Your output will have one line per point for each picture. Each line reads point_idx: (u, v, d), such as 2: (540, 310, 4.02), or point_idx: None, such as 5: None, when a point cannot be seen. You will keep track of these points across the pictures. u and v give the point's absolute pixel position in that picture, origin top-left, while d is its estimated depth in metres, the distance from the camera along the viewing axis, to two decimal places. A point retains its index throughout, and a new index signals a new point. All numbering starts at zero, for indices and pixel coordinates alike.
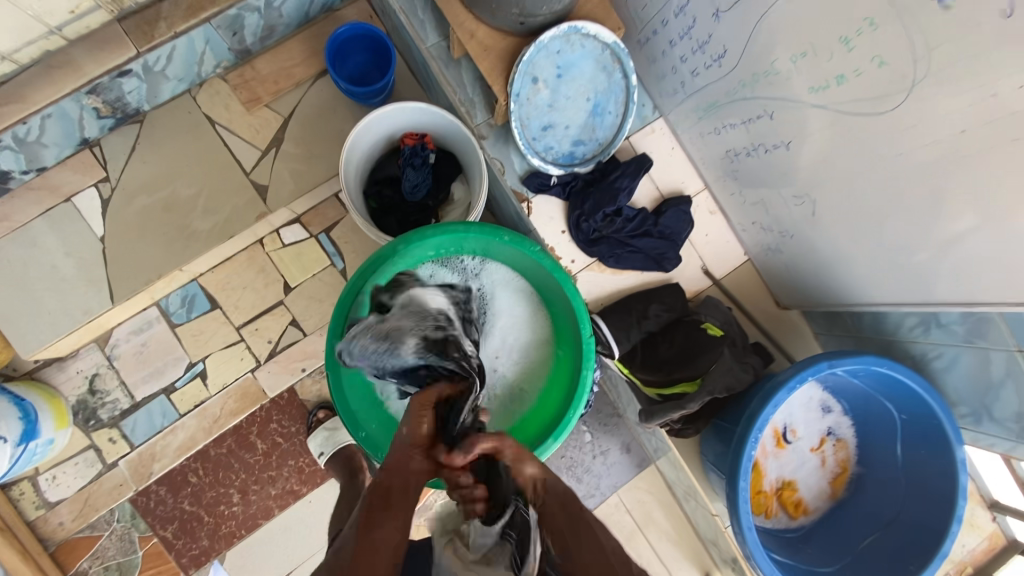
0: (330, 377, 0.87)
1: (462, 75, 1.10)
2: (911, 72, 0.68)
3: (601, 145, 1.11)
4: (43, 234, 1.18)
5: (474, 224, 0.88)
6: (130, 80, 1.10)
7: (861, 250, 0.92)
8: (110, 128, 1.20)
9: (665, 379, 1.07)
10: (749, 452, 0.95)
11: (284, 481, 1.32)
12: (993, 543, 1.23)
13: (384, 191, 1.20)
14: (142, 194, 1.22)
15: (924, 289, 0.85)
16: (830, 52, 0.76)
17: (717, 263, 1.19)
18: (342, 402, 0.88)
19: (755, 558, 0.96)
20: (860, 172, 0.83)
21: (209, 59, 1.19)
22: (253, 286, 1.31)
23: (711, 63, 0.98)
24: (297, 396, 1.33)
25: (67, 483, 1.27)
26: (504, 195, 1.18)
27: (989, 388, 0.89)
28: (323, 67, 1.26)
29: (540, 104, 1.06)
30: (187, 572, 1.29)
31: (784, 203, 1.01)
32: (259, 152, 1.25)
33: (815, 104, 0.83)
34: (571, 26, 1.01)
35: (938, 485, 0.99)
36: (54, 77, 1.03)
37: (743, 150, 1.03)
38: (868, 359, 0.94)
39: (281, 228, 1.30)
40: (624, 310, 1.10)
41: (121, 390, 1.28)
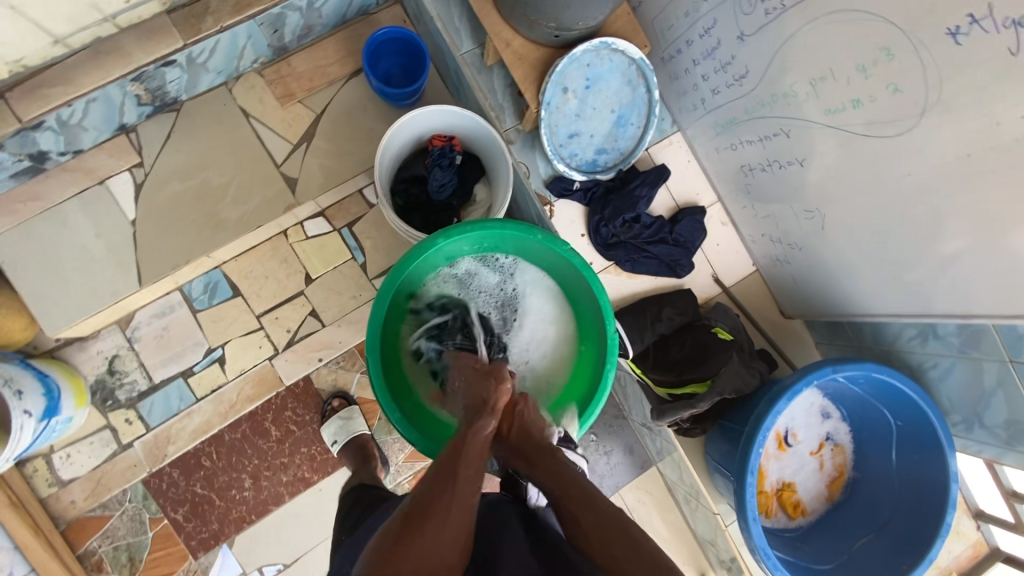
0: (369, 358, 0.89)
1: (494, 82, 1.17)
2: (923, 99, 0.74)
3: (622, 154, 1.17)
4: (75, 215, 1.21)
5: (511, 222, 0.92)
6: (174, 70, 1.14)
7: (866, 264, 0.98)
8: (147, 115, 1.24)
9: (676, 379, 1.11)
10: (756, 451, 1.00)
11: (296, 468, 1.35)
12: (977, 551, 1.29)
13: (411, 189, 1.24)
14: (173, 180, 1.25)
15: (925, 301, 0.91)
16: (848, 78, 0.82)
17: (726, 272, 1.24)
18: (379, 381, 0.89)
19: (761, 554, 1.00)
20: (869, 190, 0.89)
21: (248, 54, 1.23)
22: (276, 275, 1.34)
23: (732, 82, 1.04)
24: (313, 385, 1.36)
25: (81, 462, 1.28)
26: (527, 197, 1.22)
27: (981, 396, 0.95)
28: (356, 68, 1.31)
29: (568, 113, 1.12)
30: (195, 555, 1.31)
31: (794, 216, 1.07)
32: (290, 146, 1.29)
33: (830, 125, 0.89)
34: (602, 41, 1.07)
35: (930, 490, 1.05)
36: (101, 63, 1.07)
37: (757, 166, 1.09)
38: (869, 366, 0.99)
39: (306, 220, 1.34)
40: (639, 312, 1.16)
41: (140, 372, 1.30)
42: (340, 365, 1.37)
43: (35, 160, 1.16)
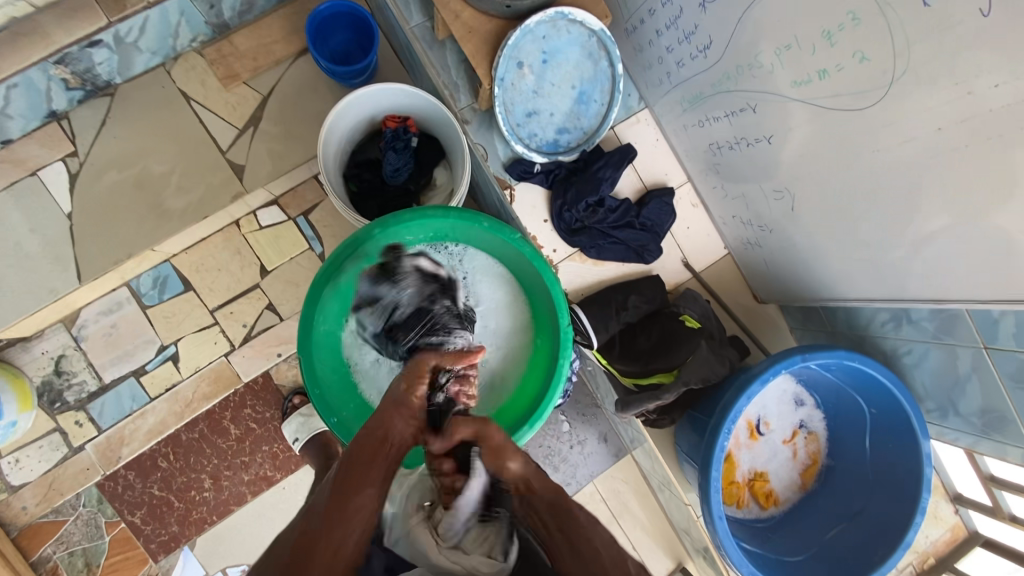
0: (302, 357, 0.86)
1: (446, 57, 1.08)
2: (890, 68, 0.68)
3: (586, 134, 1.10)
4: (7, 209, 1.14)
5: (453, 210, 0.87)
6: (101, 51, 1.06)
7: (837, 246, 0.93)
8: (79, 101, 1.16)
9: (641, 369, 1.07)
10: (722, 442, 0.97)
11: (258, 467, 1.30)
12: (956, 535, 1.27)
13: (365, 174, 1.18)
14: (112, 170, 1.18)
15: (896, 285, 0.87)
16: (813, 46, 0.76)
17: (697, 256, 1.19)
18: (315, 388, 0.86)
19: (725, 547, 0.97)
20: (838, 169, 0.83)
21: (184, 32, 1.15)
22: (228, 268, 1.28)
23: (697, 53, 0.97)
24: (272, 381, 1.30)
25: (31, 466, 1.23)
26: (487, 180, 1.17)
27: (956, 383, 0.91)
28: (303, 45, 1.23)
29: (525, 90, 1.05)
30: (156, 558, 1.27)
31: (764, 197, 1.02)
32: (236, 130, 1.21)
33: (797, 98, 0.83)
34: (557, 11, 1.00)
35: (903, 479, 1.02)
36: (19, 45, 0.99)
37: (726, 144, 1.03)
38: (841, 354, 0.95)
39: (258, 209, 1.27)
40: (603, 303, 1.10)
41: (89, 372, 1.24)
42: None
43: None
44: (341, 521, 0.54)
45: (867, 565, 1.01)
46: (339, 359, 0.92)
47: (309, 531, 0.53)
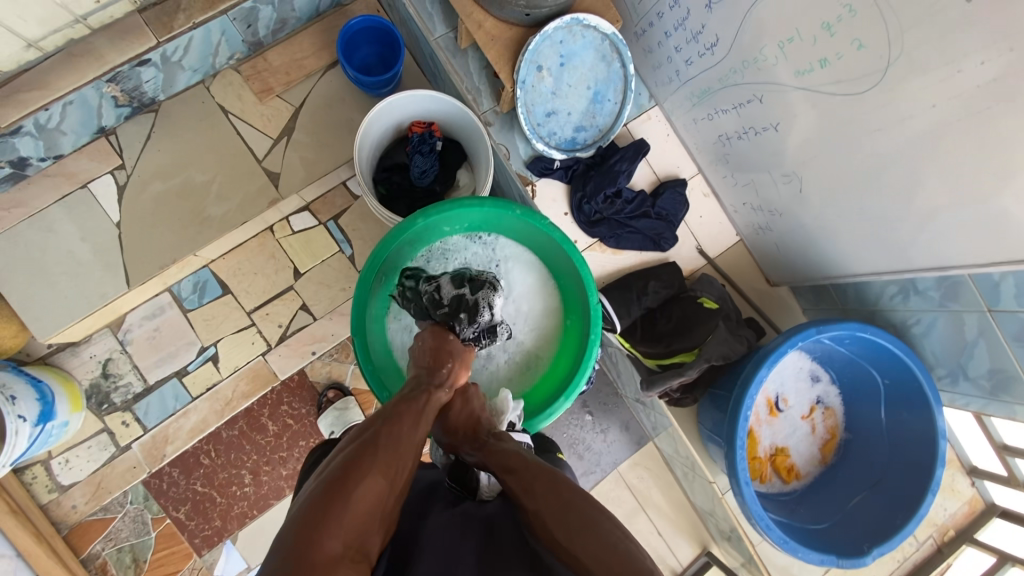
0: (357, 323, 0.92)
1: (468, 64, 1.17)
2: (887, 54, 0.75)
3: (601, 131, 1.18)
4: (59, 220, 1.22)
5: (488, 199, 0.93)
6: (149, 69, 1.15)
7: (843, 224, 0.99)
8: (125, 117, 1.24)
9: (664, 350, 1.12)
10: (745, 414, 1.02)
11: (295, 461, 1.35)
12: (973, 507, 1.30)
13: (394, 176, 1.25)
14: (156, 181, 1.25)
15: (903, 256, 0.93)
16: (814, 37, 0.83)
17: (711, 243, 1.25)
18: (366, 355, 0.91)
19: (755, 517, 1.02)
20: (842, 151, 0.90)
21: (223, 50, 1.24)
22: (264, 271, 1.34)
23: (704, 51, 1.05)
24: (307, 379, 1.36)
25: (80, 466, 1.29)
26: (509, 179, 1.24)
27: (964, 348, 0.96)
28: (332, 59, 1.31)
29: (544, 91, 1.13)
30: (200, 553, 1.32)
31: (773, 183, 1.08)
32: (271, 140, 1.29)
33: (800, 87, 0.90)
34: (573, 17, 1.07)
35: (919, 445, 1.06)
36: (76, 65, 1.07)
37: (735, 135, 1.10)
38: (854, 325, 1.00)
39: (291, 215, 1.34)
40: (625, 287, 1.17)
41: (135, 374, 1.31)
42: (334, 357, 1.37)
43: (16, 167, 1.17)
44: (414, 427, 0.70)
45: (889, 529, 1.05)
46: (386, 336, 0.98)
47: (389, 426, 0.68)
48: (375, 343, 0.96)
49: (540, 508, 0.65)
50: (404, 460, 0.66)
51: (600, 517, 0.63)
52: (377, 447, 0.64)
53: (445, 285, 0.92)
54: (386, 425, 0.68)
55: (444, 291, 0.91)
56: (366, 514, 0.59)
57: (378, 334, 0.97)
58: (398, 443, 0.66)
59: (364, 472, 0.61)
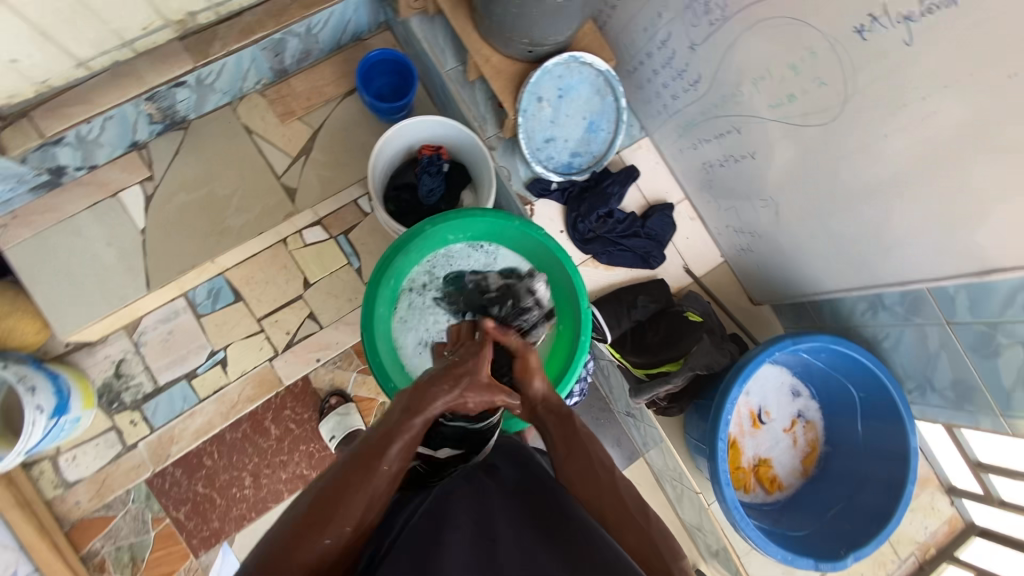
0: (365, 311, 1.01)
1: (476, 95, 1.29)
2: (844, 89, 0.85)
3: (595, 158, 1.28)
4: (88, 226, 1.30)
5: (491, 210, 1.04)
6: (184, 90, 1.26)
7: (816, 245, 1.08)
8: (157, 133, 1.35)
9: (651, 359, 1.20)
10: (726, 419, 1.08)
11: (295, 466, 1.39)
12: (953, 526, 1.33)
13: (403, 195, 1.33)
14: (181, 192, 1.35)
15: (871, 274, 1.01)
16: (782, 75, 0.94)
17: (697, 263, 1.34)
18: (371, 343, 1.00)
19: (738, 524, 1.06)
20: (812, 177, 0.99)
21: (252, 76, 1.35)
22: (276, 280, 1.42)
23: (688, 87, 1.16)
24: (311, 385, 1.42)
25: (87, 463, 1.33)
26: (510, 200, 1.33)
27: (929, 360, 1.04)
28: (350, 88, 1.43)
29: (544, 120, 1.24)
30: (196, 554, 1.34)
31: (753, 207, 1.17)
32: (290, 159, 1.40)
33: (772, 118, 1.00)
34: (571, 55, 1.19)
35: (893, 455, 1.12)
36: (119, 84, 1.18)
37: (717, 162, 1.20)
38: (826, 338, 1.08)
39: (303, 228, 1.42)
40: (615, 300, 1.24)
41: (146, 374, 1.36)
42: (337, 365, 1.43)
43: (54, 175, 1.26)
44: (377, 471, 0.65)
45: (865, 538, 1.09)
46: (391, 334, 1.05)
47: (349, 474, 0.63)
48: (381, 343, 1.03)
49: (577, 463, 0.72)
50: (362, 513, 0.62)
51: (618, 480, 0.71)
52: (325, 507, 0.60)
53: (493, 277, 1.10)
54: (343, 476, 0.63)
55: (489, 280, 1.09)
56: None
57: (383, 329, 1.04)
58: (351, 498, 0.62)
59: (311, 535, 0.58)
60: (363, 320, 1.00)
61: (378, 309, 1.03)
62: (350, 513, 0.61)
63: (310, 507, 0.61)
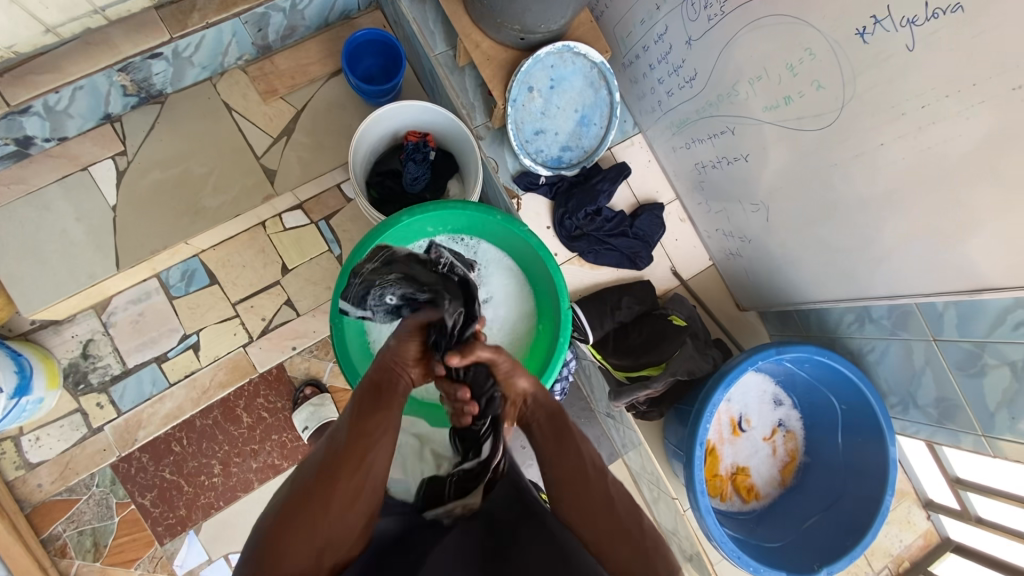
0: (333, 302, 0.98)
1: (465, 82, 1.24)
2: (842, 94, 0.82)
3: (586, 152, 1.24)
4: (57, 200, 1.25)
5: (471, 204, 0.99)
6: (159, 63, 1.20)
7: (805, 253, 1.05)
8: (132, 106, 1.30)
9: (632, 362, 1.17)
10: (704, 427, 1.06)
11: (266, 455, 1.36)
12: (928, 540, 1.32)
13: (387, 182, 1.29)
14: (156, 169, 1.30)
15: (859, 287, 0.99)
16: (779, 76, 0.90)
17: (685, 266, 1.31)
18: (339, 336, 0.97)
19: (711, 534, 1.04)
20: (805, 183, 0.96)
21: (233, 51, 1.30)
22: (252, 265, 1.38)
23: (684, 84, 1.12)
24: (285, 373, 1.38)
25: (50, 445, 1.29)
26: (497, 193, 1.29)
27: (913, 376, 1.02)
28: (337, 68, 1.39)
29: (534, 110, 1.19)
30: (162, 541, 1.31)
31: (743, 211, 1.14)
32: (271, 139, 1.35)
33: (766, 120, 0.97)
34: (564, 44, 1.14)
35: (872, 471, 1.10)
36: (90, 53, 1.12)
37: (709, 164, 1.16)
38: (812, 349, 1.05)
39: (283, 213, 1.38)
40: (599, 301, 1.21)
41: (114, 356, 1.32)
42: (313, 354, 1.40)
43: (20, 145, 1.21)
44: (387, 421, 0.72)
45: (837, 552, 1.08)
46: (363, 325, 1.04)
47: (364, 418, 0.71)
48: (352, 334, 1.01)
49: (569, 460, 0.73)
50: (377, 456, 0.69)
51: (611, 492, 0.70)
52: (343, 453, 0.67)
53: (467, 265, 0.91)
54: (359, 422, 0.70)
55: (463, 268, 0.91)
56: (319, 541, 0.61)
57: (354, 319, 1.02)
58: (368, 444, 0.68)
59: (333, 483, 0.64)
60: (330, 311, 0.96)
61: None
62: (365, 457, 0.67)
63: (332, 447, 0.68)
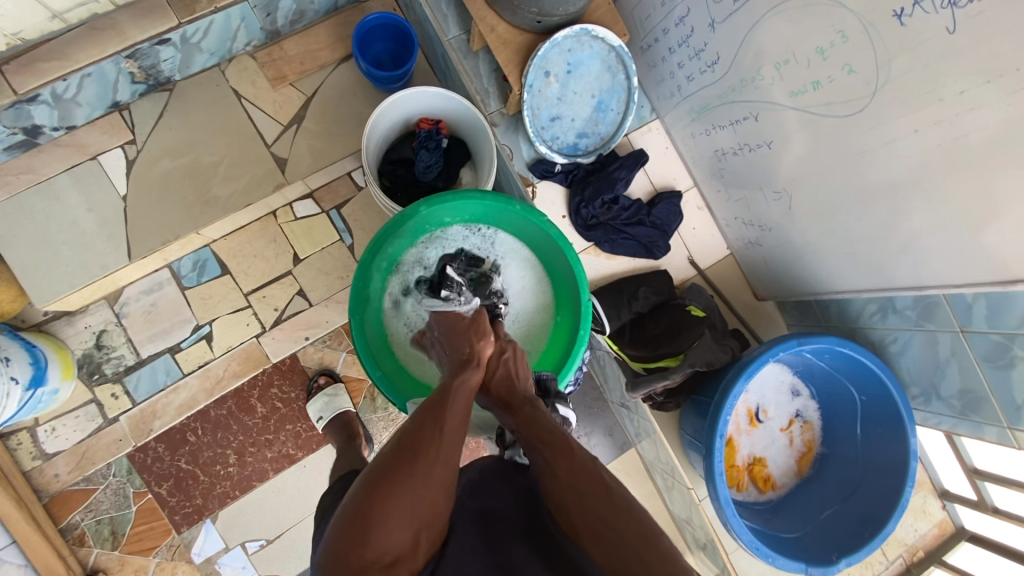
0: (353, 288, 0.96)
1: (479, 67, 1.21)
2: (874, 78, 0.79)
3: (603, 139, 1.21)
4: (66, 189, 1.24)
5: (490, 193, 0.98)
6: (167, 49, 1.18)
7: (828, 243, 1.03)
8: (140, 94, 1.27)
9: (650, 354, 1.16)
10: (724, 419, 1.05)
11: (281, 445, 1.36)
12: (943, 530, 1.32)
13: (399, 170, 1.27)
14: (165, 158, 1.28)
15: (885, 277, 0.97)
16: (808, 60, 0.87)
17: (702, 255, 1.29)
18: (357, 323, 0.96)
19: (731, 525, 1.03)
20: (830, 171, 0.94)
21: (241, 36, 1.27)
22: (264, 254, 1.36)
23: (705, 68, 1.09)
24: (298, 363, 1.38)
25: (66, 435, 1.30)
26: (511, 180, 1.27)
27: (937, 367, 1.01)
28: (347, 53, 1.36)
29: (550, 96, 1.17)
30: (179, 530, 1.32)
31: (764, 200, 1.12)
32: (281, 127, 1.33)
33: (791, 106, 0.94)
34: (582, 27, 1.11)
35: (893, 463, 1.09)
36: (97, 39, 1.10)
37: (730, 151, 1.14)
38: (833, 340, 1.04)
39: (294, 202, 1.37)
40: (616, 291, 1.20)
41: (128, 347, 1.32)
42: (326, 344, 1.39)
43: (28, 134, 1.19)
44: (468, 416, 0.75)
45: (857, 543, 1.08)
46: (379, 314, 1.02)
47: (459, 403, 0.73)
48: (369, 323, 0.99)
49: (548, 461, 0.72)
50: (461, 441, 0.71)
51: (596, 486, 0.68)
52: (434, 430, 0.68)
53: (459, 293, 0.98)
54: (439, 409, 0.71)
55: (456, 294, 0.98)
56: (412, 518, 0.61)
57: (372, 308, 1.01)
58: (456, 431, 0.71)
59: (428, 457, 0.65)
60: (350, 297, 0.95)
61: (367, 286, 0.98)
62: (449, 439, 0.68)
63: (415, 430, 0.67)
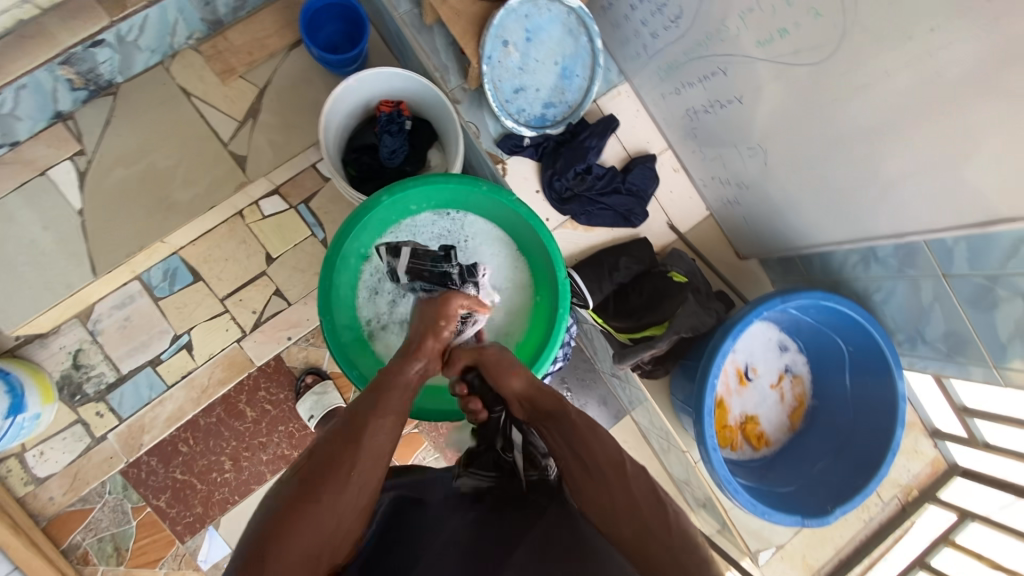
0: (323, 283, 0.94)
1: (435, 41, 1.16)
2: (842, 22, 0.75)
3: (571, 107, 1.17)
4: (20, 209, 1.20)
5: (454, 175, 0.95)
6: (103, 50, 1.12)
7: (807, 198, 1.01)
8: (82, 101, 1.22)
9: (634, 324, 1.15)
10: (712, 384, 1.04)
11: (276, 446, 1.35)
12: (936, 468, 1.33)
13: (363, 157, 1.22)
14: (119, 166, 1.23)
15: (866, 226, 0.95)
16: (773, 7, 0.83)
17: (682, 218, 1.27)
18: (329, 319, 0.93)
19: (726, 487, 1.04)
20: (804, 123, 0.91)
21: (181, 30, 1.21)
22: (235, 257, 1.31)
23: (669, 24, 1.05)
24: (283, 364, 1.35)
25: (56, 458, 1.28)
26: (480, 158, 1.23)
27: (922, 313, 1.00)
28: (296, 38, 1.29)
29: (511, 67, 1.12)
30: (182, 540, 1.32)
31: (739, 156, 1.09)
32: (236, 123, 1.28)
33: (760, 57, 0.90)
34: None
35: (881, 410, 1.10)
36: (27, 47, 1.03)
37: (701, 108, 1.10)
38: (817, 295, 1.03)
39: (260, 199, 1.30)
40: (597, 264, 1.18)
41: (107, 364, 1.29)
42: (310, 342, 1.36)
43: None
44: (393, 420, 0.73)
45: (852, 490, 1.09)
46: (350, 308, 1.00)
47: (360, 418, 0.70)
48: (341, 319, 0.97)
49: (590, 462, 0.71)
50: (378, 452, 0.69)
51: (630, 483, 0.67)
52: (347, 445, 0.67)
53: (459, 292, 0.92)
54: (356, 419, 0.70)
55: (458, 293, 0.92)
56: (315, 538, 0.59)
57: (342, 302, 0.98)
58: (362, 441, 0.67)
59: (315, 498, 0.61)
60: (319, 293, 0.93)
61: (336, 280, 0.95)
62: (361, 441, 0.67)
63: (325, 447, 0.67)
